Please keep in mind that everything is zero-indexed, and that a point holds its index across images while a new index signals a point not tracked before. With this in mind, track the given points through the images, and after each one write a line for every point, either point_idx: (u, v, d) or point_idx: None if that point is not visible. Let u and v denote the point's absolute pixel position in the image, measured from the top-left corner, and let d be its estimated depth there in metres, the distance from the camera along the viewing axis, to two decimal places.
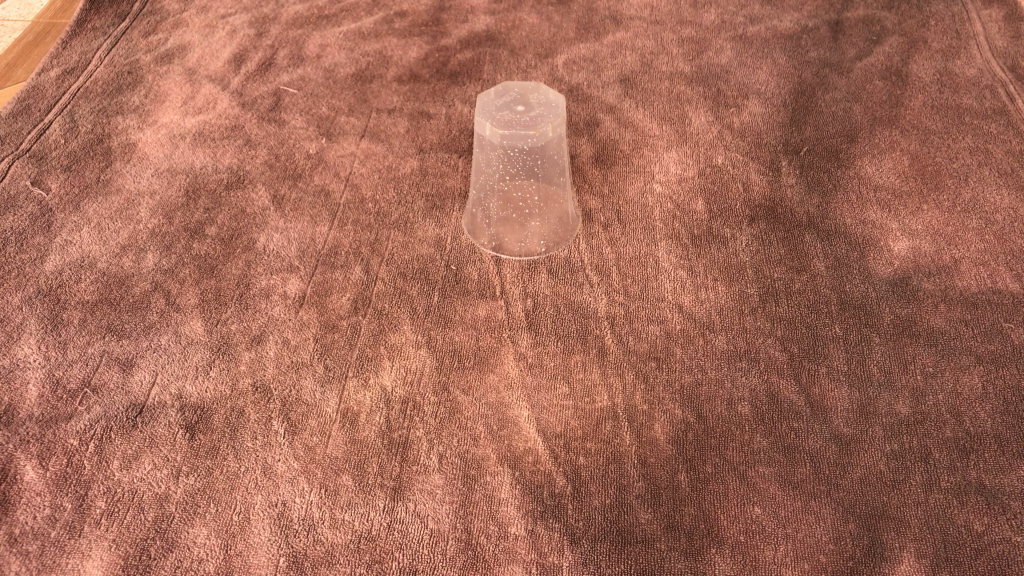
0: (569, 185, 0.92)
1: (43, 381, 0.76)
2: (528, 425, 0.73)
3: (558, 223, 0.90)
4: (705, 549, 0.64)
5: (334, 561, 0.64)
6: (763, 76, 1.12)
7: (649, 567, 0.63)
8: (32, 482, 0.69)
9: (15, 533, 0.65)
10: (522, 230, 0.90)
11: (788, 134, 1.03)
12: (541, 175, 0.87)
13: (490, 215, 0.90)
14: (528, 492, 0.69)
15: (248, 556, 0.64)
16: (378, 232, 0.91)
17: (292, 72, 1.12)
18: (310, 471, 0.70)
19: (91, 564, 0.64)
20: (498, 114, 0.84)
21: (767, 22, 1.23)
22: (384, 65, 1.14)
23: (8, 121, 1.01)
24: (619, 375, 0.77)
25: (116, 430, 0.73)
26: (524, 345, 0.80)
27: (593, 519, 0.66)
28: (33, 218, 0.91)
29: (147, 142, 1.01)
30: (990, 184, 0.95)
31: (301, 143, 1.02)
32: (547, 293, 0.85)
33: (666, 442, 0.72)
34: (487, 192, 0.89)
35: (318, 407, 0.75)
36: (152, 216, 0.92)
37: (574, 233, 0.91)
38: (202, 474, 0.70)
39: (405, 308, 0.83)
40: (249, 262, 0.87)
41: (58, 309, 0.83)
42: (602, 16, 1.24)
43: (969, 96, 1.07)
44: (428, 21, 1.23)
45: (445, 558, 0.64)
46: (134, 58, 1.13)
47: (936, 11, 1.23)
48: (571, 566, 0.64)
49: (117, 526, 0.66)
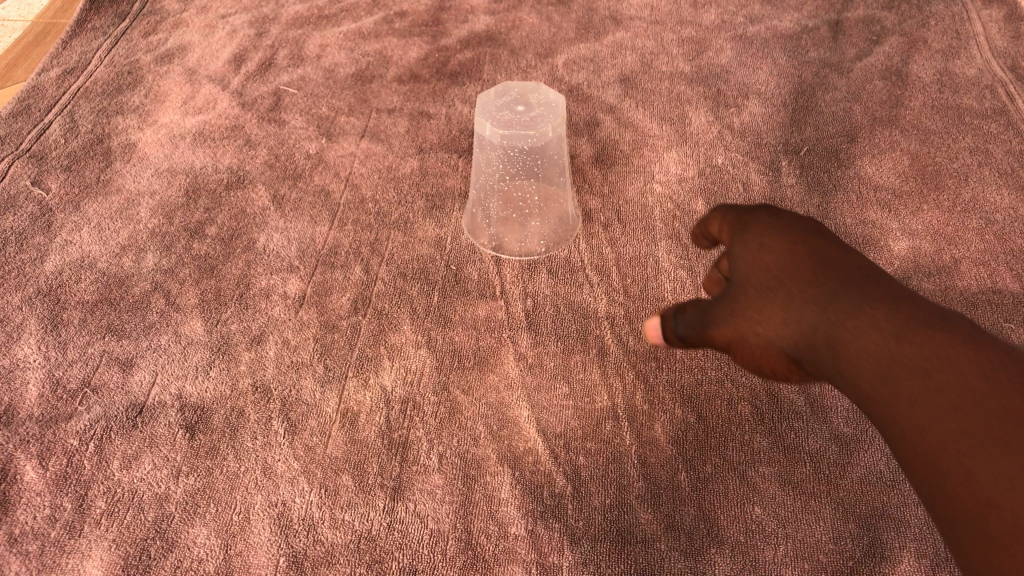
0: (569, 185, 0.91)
1: (43, 381, 0.77)
2: (528, 425, 0.73)
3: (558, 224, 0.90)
4: (705, 549, 0.65)
5: (334, 561, 0.64)
6: (763, 76, 1.12)
7: (649, 567, 0.63)
8: (32, 482, 0.69)
9: (15, 533, 0.66)
10: (522, 230, 0.90)
11: (788, 134, 1.03)
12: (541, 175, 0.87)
13: (490, 215, 0.90)
14: (527, 492, 0.69)
15: (248, 556, 0.65)
16: (378, 232, 0.91)
17: (292, 72, 1.12)
18: (310, 471, 0.70)
19: (91, 564, 0.64)
20: (498, 114, 0.84)
21: (767, 22, 1.22)
22: (384, 66, 1.14)
23: (9, 121, 1.01)
24: (620, 375, 0.77)
25: (116, 430, 0.73)
26: (524, 345, 0.80)
27: (594, 519, 0.67)
28: (33, 218, 0.91)
29: (147, 142, 1.01)
30: (991, 184, 0.95)
31: (301, 143, 1.01)
32: (547, 293, 0.85)
33: (665, 441, 0.72)
34: (487, 192, 0.88)
35: (318, 407, 0.75)
36: (152, 216, 0.92)
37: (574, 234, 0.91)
38: (202, 474, 0.70)
39: (405, 308, 0.83)
40: (249, 262, 0.87)
41: (58, 309, 0.83)
42: (602, 15, 1.24)
43: (970, 96, 1.07)
44: (427, 21, 1.22)
45: (445, 558, 0.65)
46: (134, 58, 1.13)
47: (936, 10, 1.22)
48: (572, 566, 0.64)
49: (117, 526, 0.67)
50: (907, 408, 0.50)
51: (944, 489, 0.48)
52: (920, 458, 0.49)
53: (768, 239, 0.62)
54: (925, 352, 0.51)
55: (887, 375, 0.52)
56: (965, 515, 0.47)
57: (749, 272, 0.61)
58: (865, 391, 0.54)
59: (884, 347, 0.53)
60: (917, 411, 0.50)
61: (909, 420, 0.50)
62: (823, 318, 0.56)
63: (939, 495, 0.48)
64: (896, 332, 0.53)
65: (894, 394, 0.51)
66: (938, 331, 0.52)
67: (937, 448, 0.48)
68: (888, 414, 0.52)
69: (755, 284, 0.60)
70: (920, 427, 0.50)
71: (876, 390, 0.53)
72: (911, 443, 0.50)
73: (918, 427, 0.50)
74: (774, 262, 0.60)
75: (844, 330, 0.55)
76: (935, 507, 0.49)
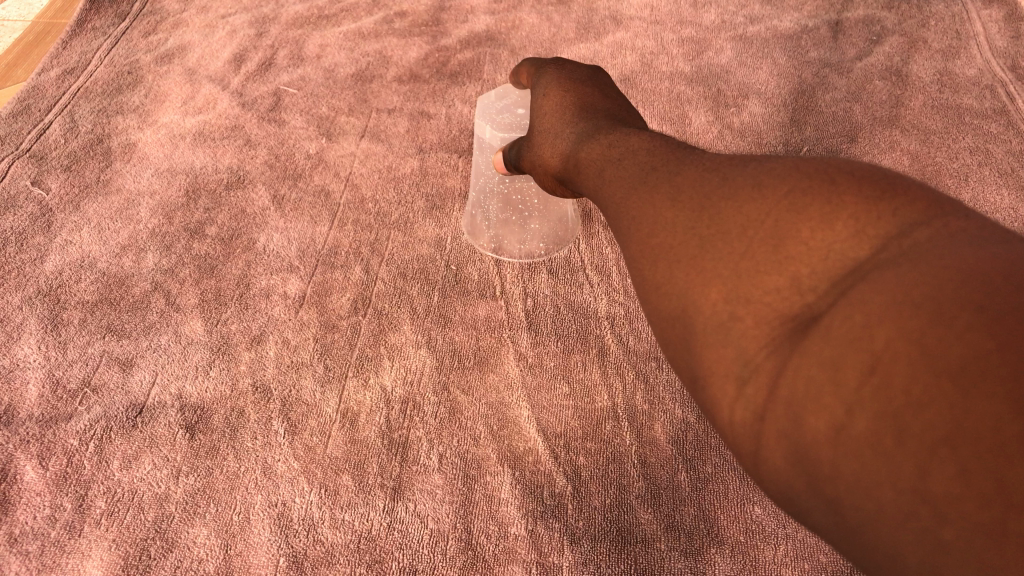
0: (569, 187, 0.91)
1: (43, 381, 0.77)
2: (529, 425, 0.73)
3: (558, 226, 0.89)
4: (705, 549, 0.65)
5: (334, 561, 0.65)
6: (763, 76, 1.12)
7: (649, 567, 0.64)
8: (32, 482, 0.70)
9: (15, 533, 0.67)
10: (523, 232, 0.87)
11: (788, 134, 1.03)
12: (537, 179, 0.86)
13: (489, 217, 0.87)
14: (528, 492, 0.69)
15: (249, 556, 0.65)
16: (378, 232, 0.91)
17: (292, 72, 1.11)
18: (310, 471, 0.71)
19: (91, 564, 0.65)
20: (498, 118, 0.83)
21: (767, 22, 1.21)
22: (384, 66, 1.13)
23: (9, 121, 1.01)
24: (620, 375, 0.77)
25: (116, 430, 0.73)
26: (524, 345, 0.80)
27: (594, 519, 0.67)
28: (33, 218, 0.91)
29: (147, 142, 1.01)
30: (991, 184, 0.95)
31: (301, 143, 1.01)
32: (547, 293, 0.84)
33: (665, 441, 0.72)
34: (487, 193, 0.86)
35: (318, 407, 0.75)
36: (152, 216, 0.92)
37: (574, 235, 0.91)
38: (202, 474, 0.70)
39: (404, 307, 0.83)
40: (249, 262, 0.87)
41: (59, 310, 0.83)
42: (602, 15, 1.23)
43: (969, 96, 1.07)
44: (427, 21, 1.21)
45: (445, 558, 0.65)
46: (134, 58, 1.12)
47: (936, 11, 1.21)
48: (571, 566, 0.64)
49: (117, 526, 0.67)
50: (687, 236, 0.44)
51: (679, 295, 0.43)
52: (671, 271, 0.44)
53: (546, 97, 0.69)
54: (723, 192, 0.44)
55: (691, 209, 0.45)
56: (676, 321, 0.44)
57: (540, 113, 0.68)
58: (660, 208, 0.47)
59: (632, 180, 0.51)
60: (690, 236, 0.44)
61: (677, 245, 0.44)
62: (616, 167, 0.54)
63: (683, 304, 0.43)
64: (711, 188, 0.45)
65: (675, 218, 0.45)
66: (744, 182, 0.44)
67: (694, 265, 0.43)
68: (660, 233, 0.46)
69: (541, 129, 0.68)
70: (677, 253, 0.44)
71: (614, 199, 0.52)
72: (676, 263, 0.44)
73: (681, 249, 0.44)
74: (548, 121, 0.67)
75: (655, 181, 0.49)
76: (655, 310, 0.45)
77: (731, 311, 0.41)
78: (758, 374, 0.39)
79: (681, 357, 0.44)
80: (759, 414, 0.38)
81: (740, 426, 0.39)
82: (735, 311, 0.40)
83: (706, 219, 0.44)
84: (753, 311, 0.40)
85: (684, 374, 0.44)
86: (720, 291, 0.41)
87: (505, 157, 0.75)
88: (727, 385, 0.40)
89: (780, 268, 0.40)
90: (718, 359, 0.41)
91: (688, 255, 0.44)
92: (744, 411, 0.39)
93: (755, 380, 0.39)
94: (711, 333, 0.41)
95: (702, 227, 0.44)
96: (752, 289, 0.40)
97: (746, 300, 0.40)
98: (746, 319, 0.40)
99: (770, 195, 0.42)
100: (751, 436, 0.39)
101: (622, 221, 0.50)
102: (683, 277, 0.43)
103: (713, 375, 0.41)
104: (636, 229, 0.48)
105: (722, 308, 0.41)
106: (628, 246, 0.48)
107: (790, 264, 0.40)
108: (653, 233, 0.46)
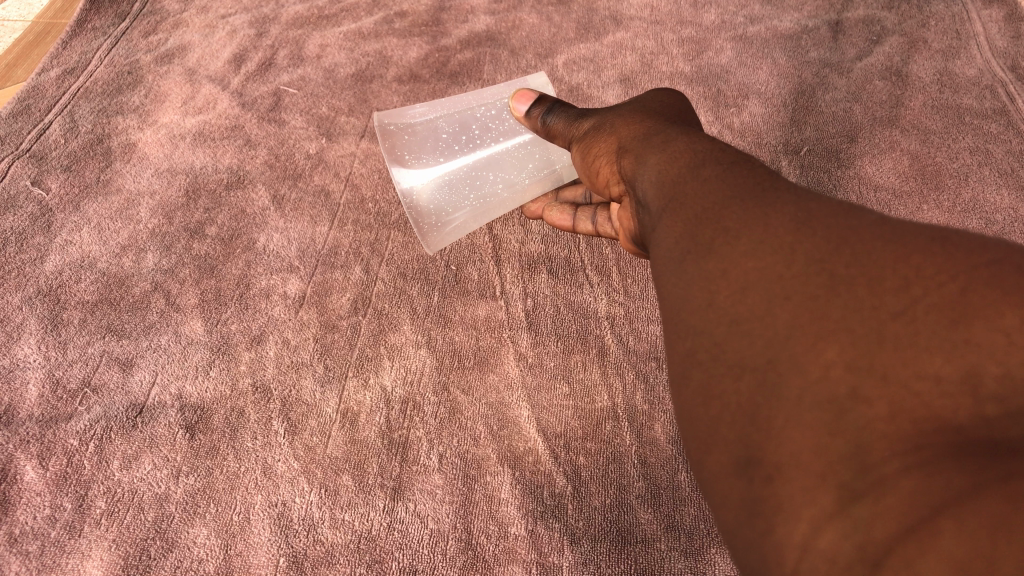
0: (494, 210, 0.84)
1: (42, 381, 0.77)
2: (528, 425, 0.74)
3: (448, 203, 0.81)
4: (705, 549, 0.67)
5: (334, 561, 0.67)
6: (763, 76, 1.11)
7: (649, 567, 0.66)
8: (32, 482, 0.71)
9: (16, 533, 0.68)
10: (419, 150, 0.82)
11: (788, 134, 1.03)
12: (485, 151, 0.82)
13: (425, 114, 0.84)
14: (527, 491, 0.70)
15: (249, 556, 0.67)
16: (378, 232, 0.90)
17: (291, 72, 1.10)
18: (310, 471, 0.71)
19: (91, 564, 0.67)
20: None
21: (767, 22, 1.20)
22: (383, 66, 1.12)
23: (9, 121, 1.01)
24: (620, 375, 0.77)
25: (115, 430, 0.74)
26: (524, 344, 0.79)
27: (594, 519, 0.68)
28: (33, 218, 0.91)
29: (147, 142, 1.01)
30: (991, 184, 0.96)
31: (301, 143, 1.00)
32: (547, 293, 0.83)
33: (665, 441, 0.73)
34: (455, 107, 0.84)
35: (318, 407, 0.75)
36: (152, 216, 0.92)
37: (439, 238, 0.82)
38: (202, 474, 0.71)
39: (404, 307, 0.82)
40: (249, 262, 0.87)
41: (58, 310, 0.83)
42: (602, 15, 1.21)
43: (970, 96, 1.07)
44: (427, 21, 1.20)
45: (444, 558, 0.67)
46: (134, 58, 1.12)
47: (936, 10, 1.20)
48: (571, 565, 0.66)
49: (117, 526, 0.69)
50: (812, 280, 0.42)
51: (773, 343, 0.41)
52: (771, 314, 0.42)
53: (665, 96, 0.72)
54: (875, 247, 0.43)
55: (824, 245, 0.44)
56: (750, 375, 0.41)
57: (649, 103, 0.71)
58: (776, 237, 0.45)
59: (745, 189, 0.49)
60: (817, 280, 0.42)
61: (789, 283, 0.43)
62: (721, 171, 0.52)
63: (773, 357, 0.41)
64: (860, 224, 0.45)
65: (797, 248, 0.44)
66: (921, 237, 0.43)
67: (808, 315, 0.41)
68: (767, 265, 0.44)
69: (636, 111, 0.69)
70: (789, 294, 0.42)
71: (702, 202, 0.50)
72: (784, 305, 0.42)
73: (796, 292, 0.42)
74: (647, 108, 0.69)
75: (772, 200, 0.48)
76: (716, 355, 0.43)
77: (852, 387, 0.39)
78: (882, 489, 0.36)
79: (730, 431, 0.41)
80: (861, 540, 0.35)
81: (821, 552, 0.36)
82: (861, 390, 0.38)
83: (843, 267, 0.42)
84: (887, 400, 0.38)
85: (720, 457, 0.41)
86: (844, 357, 0.40)
87: (565, 116, 0.75)
88: (820, 488, 0.37)
89: (949, 351, 0.38)
90: (810, 446, 0.38)
91: (808, 301, 0.42)
92: (835, 531, 0.36)
93: (872, 495, 0.36)
94: (816, 406, 0.39)
95: (840, 271, 0.42)
96: (893, 368, 0.39)
97: (882, 380, 0.38)
98: (876, 408, 0.38)
99: (945, 268, 0.40)
100: (835, 565, 0.35)
101: (706, 230, 0.48)
102: (790, 323, 0.42)
103: (790, 470, 0.38)
104: (725, 243, 0.47)
105: (840, 380, 0.39)
106: (710, 261, 0.47)
107: (946, 356, 0.38)
108: (759, 261, 0.45)
